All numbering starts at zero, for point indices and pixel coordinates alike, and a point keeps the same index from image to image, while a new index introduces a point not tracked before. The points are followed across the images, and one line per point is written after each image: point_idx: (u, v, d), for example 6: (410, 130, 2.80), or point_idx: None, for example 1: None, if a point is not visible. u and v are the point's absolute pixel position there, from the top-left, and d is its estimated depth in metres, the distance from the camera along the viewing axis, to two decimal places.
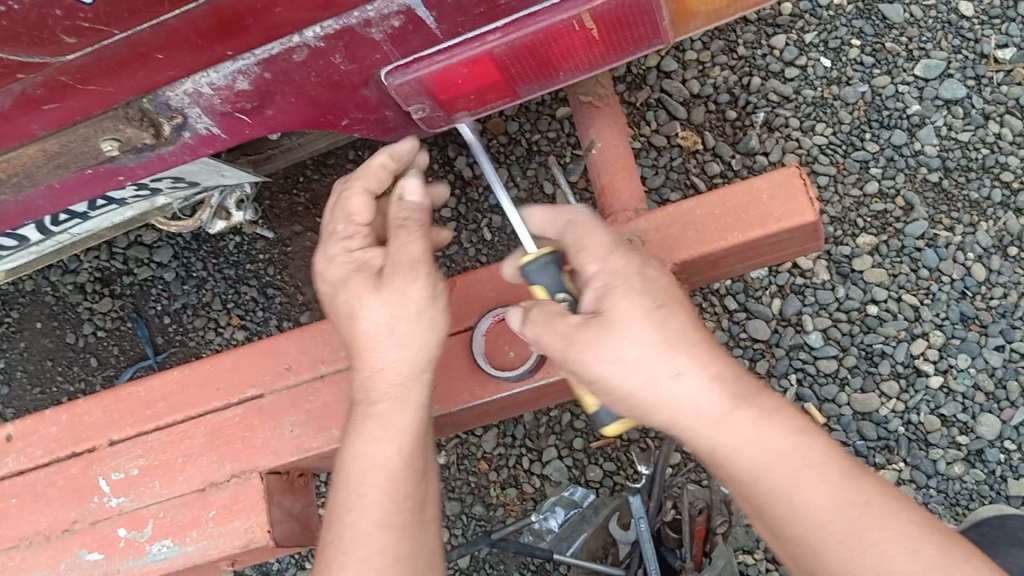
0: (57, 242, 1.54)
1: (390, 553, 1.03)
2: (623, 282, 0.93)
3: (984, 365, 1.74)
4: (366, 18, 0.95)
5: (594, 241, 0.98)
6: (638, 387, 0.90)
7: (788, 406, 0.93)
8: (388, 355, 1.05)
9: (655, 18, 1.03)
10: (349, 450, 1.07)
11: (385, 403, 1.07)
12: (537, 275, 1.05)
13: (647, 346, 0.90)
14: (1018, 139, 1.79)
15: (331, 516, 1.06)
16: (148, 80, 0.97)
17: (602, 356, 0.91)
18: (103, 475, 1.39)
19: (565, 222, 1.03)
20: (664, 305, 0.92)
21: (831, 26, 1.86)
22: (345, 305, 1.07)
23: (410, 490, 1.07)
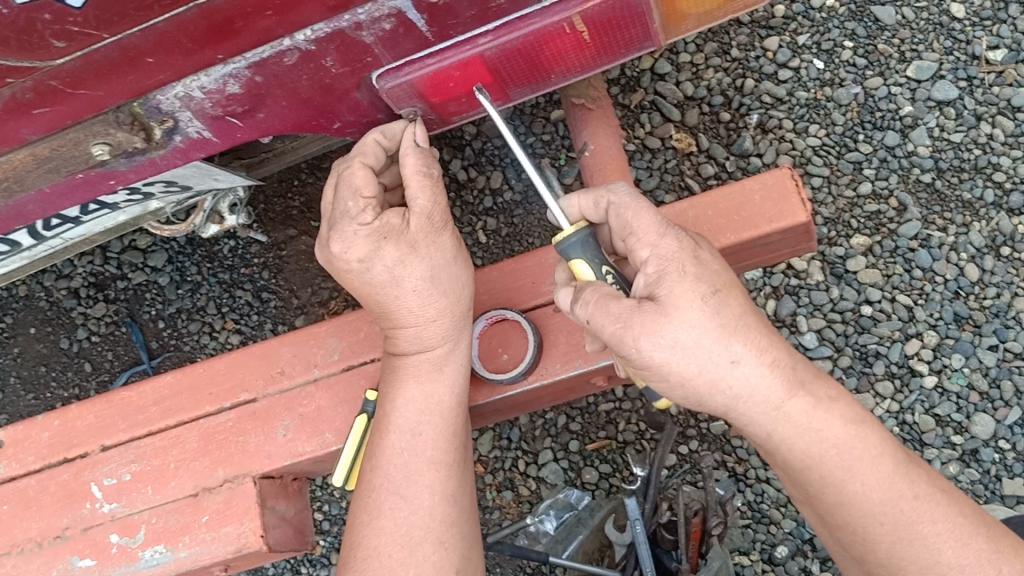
0: (49, 247, 1.54)
1: (441, 489, 1.15)
2: (677, 267, 1.00)
3: (978, 365, 1.74)
4: (357, 21, 0.95)
5: (644, 225, 1.03)
6: (694, 373, 0.97)
7: (842, 396, 1.05)
8: (440, 304, 1.16)
9: (645, 21, 1.04)
10: (403, 393, 1.18)
11: (439, 349, 1.19)
12: (579, 249, 1.07)
13: (704, 335, 0.97)
14: (1010, 139, 1.79)
15: (384, 455, 1.16)
16: (137, 83, 0.96)
17: (657, 342, 0.97)
18: (96, 481, 1.38)
19: (607, 203, 1.07)
20: (718, 290, 0.99)
21: (824, 28, 1.86)
22: (389, 270, 1.12)
23: (457, 429, 1.20)
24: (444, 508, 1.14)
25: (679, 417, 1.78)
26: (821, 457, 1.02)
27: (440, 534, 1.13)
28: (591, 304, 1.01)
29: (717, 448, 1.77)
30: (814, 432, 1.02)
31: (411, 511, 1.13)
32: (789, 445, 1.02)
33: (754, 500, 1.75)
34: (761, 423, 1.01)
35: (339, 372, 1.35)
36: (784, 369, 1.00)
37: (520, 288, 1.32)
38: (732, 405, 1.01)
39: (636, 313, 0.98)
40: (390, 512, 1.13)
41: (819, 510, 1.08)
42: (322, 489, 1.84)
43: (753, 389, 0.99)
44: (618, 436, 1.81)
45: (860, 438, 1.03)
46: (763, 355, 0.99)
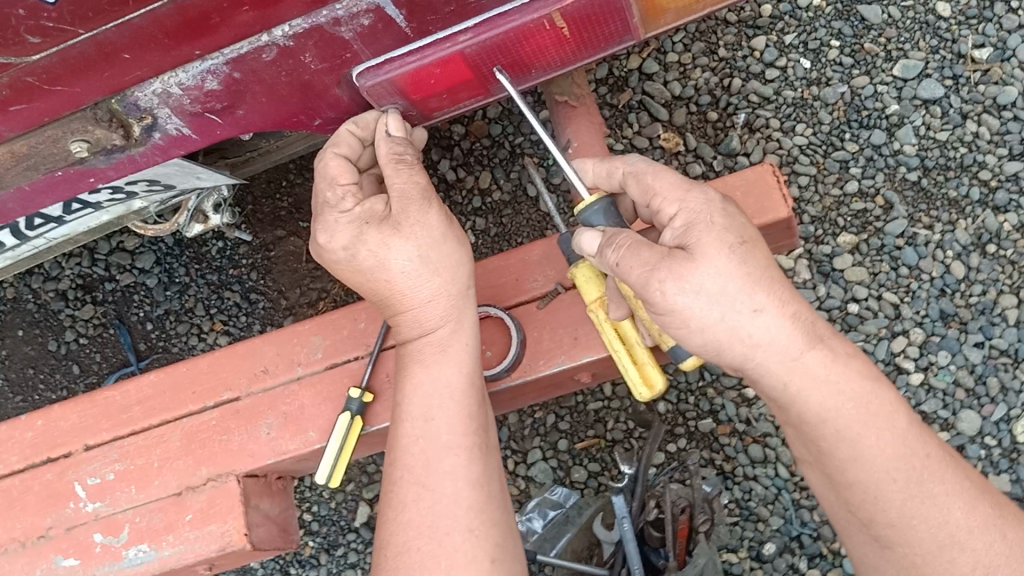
0: (32, 248, 1.53)
1: (464, 474, 1.07)
2: (705, 219, 1.00)
3: (964, 362, 1.74)
4: (335, 17, 0.95)
5: (666, 184, 1.03)
6: (716, 318, 0.97)
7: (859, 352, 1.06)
8: (433, 284, 1.12)
9: (625, 15, 1.04)
10: (411, 380, 1.13)
11: (440, 329, 1.14)
12: (601, 218, 1.07)
13: (731, 282, 0.97)
14: (996, 138, 1.80)
15: (399, 446, 1.10)
16: (114, 80, 0.96)
17: (683, 287, 0.96)
18: (79, 481, 1.38)
19: (621, 172, 1.07)
20: (745, 242, 0.99)
21: (810, 27, 1.86)
22: (375, 252, 1.10)
23: (474, 410, 1.12)
24: (469, 494, 1.06)
25: (667, 415, 1.79)
26: (838, 411, 1.01)
27: (469, 522, 1.05)
28: (621, 250, 0.99)
29: (705, 446, 1.78)
30: (832, 385, 1.01)
31: (435, 502, 1.05)
32: (806, 399, 1.01)
33: (741, 497, 1.75)
34: (778, 373, 1.01)
35: (323, 371, 1.35)
36: (804, 323, 1.00)
37: (505, 285, 1.32)
38: (749, 355, 1.00)
39: (666, 259, 0.97)
40: (414, 507, 1.06)
41: (829, 479, 1.07)
42: (311, 489, 1.84)
43: (772, 340, 0.99)
44: (607, 434, 1.81)
45: (877, 393, 1.03)
46: (785, 307, 0.99)
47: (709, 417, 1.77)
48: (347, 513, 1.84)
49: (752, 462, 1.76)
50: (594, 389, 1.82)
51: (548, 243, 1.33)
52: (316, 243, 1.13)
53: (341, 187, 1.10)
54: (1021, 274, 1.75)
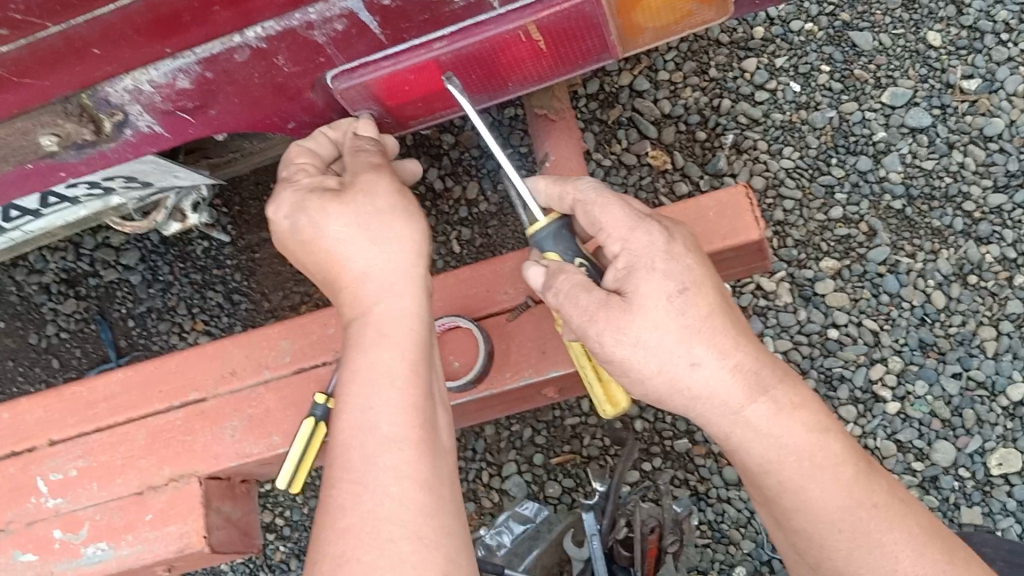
0: (9, 239, 1.53)
1: (409, 472, 0.93)
2: (646, 263, 0.99)
3: (941, 393, 1.73)
4: (308, 20, 0.95)
5: (614, 219, 1.02)
6: (654, 372, 0.99)
7: (809, 401, 1.04)
8: (375, 254, 1.03)
9: (602, 33, 1.04)
10: (349, 368, 1.00)
11: (380, 307, 1.02)
12: (551, 242, 1.07)
13: (669, 336, 0.97)
14: (981, 168, 1.80)
15: (338, 442, 0.96)
16: (85, 75, 0.96)
17: (622, 339, 0.98)
18: (42, 475, 1.37)
19: (572, 198, 1.06)
20: (687, 289, 0.98)
21: (801, 51, 1.87)
22: (314, 222, 1.04)
23: (424, 402, 0.98)
24: (417, 495, 0.92)
25: (643, 433, 1.78)
26: (780, 464, 1.02)
27: (416, 528, 0.90)
28: (560, 293, 1.01)
29: (681, 466, 1.77)
30: (773, 438, 1.01)
31: (379, 505, 0.91)
32: (747, 449, 1.02)
33: (714, 519, 1.75)
34: (721, 426, 1.02)
35: (290, 374, 1.34)
36: (746, 375, 1.00)
37: (476, 296, 1.32)
38: (691, 406, 1.01)
39: (604, 307, 0.98)
40: (356, 512, 0.91)
41: (775, 511, 1.07)
42: (284, 493, 1.83)
43: (712, 393, 0.99)
44: (582, 450, 1.80)
45: (823, 445, 1.02)
46: (726, 359, 0.99)
47: (685, 437, 1.77)
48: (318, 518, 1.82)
49: (726, 483, 1.76)
50: (573, 404, 1.82)
51: (519, 256, 1.33)
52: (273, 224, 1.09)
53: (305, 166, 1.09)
54: (1000, 306, 1.74)
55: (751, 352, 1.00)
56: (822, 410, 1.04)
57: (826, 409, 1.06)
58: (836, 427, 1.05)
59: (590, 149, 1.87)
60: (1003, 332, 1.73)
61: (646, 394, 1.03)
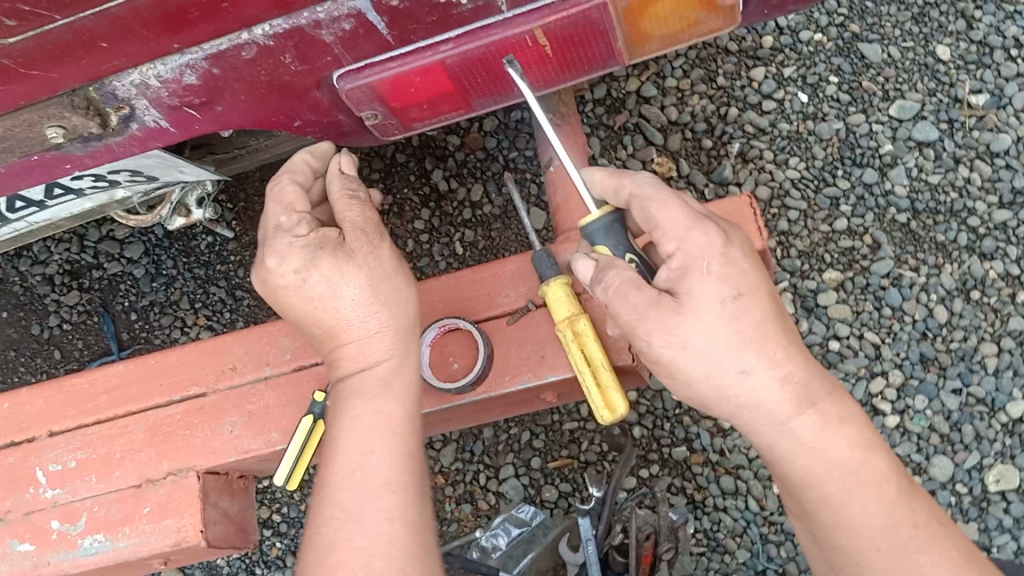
0: (13, 230, 1.53)
1: (399, 515, 1.02)
2: (701, 265, 0.98)
3: (940, 408, 1.73)
4: (316, 19, 0.95)
5: (671, 216, 1.00)
6: (702, 376, 0.98)
7: (857, 416, 1.05)
8: (380, 314, 1.12)
9: (609, 39, 1.05)
10: (346, 415, 1.09)
11: (380, 363, 1.12)
12: (603, 235, 1.07)
13: (720, 340, 0.96)
14: (987, 184, 1.80)
15: (333, 484, 1.04)
16: (91, 68, 0.97)
17: (669, 339, 0.97)
18: (40, 466, 1.37)
19: (628, 192, 1.04)
20: (741, 294, 0.98)
21: (810, 62, 1.88)
22: (332, 293, 1.10)
23: (412, 452, 1.08)
24: (405, 535, 1.01)
25: (641, 440, 1.78)
26: (824, 477, 1.02)
27: (401, 566, 0.99)
28: (609, 289, 1.00)
29: (678, 474, 1.77)
30: (818, 452, 1.02)
31: (369, 545, 0.99)
32: (791, 461, 1.03)
33: (710, 528, 1.74)
34: (765, 436, 1.02)
35: (290, 372, 1.35)
36: (796, 387, 0.99)
37: (476, 298, 1.32)
38: (737, 412, 1.01)
39: (654, 307, 0.97)
40: (348, 550, 0.99)
41: (811, 525, 1.07)
42: (282, 491, 1.82)
43: (760, 403, 0.99)
44: (580, 455, 1.80)
45: (867, 462, 1.02)
46: (776, 369, 0.98)
47: (683, 445, 1.77)
48: None
49: (723, 492, 1.75)
50: (571, 409, 1.82)
51: (522, 259, 1.33)
52: (262, 269, 1.11)
53: (294, 215, 1.11)
54: (1003, 322, 1.74)
55: (801, 363, 1.00)
56: (868, 425, 1.05)
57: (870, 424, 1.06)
58: (882, 443, 1.06)
59: (596, 154, 1.87)
60: (1004, 349, 1.73)
61: (691, 396, 1.02)
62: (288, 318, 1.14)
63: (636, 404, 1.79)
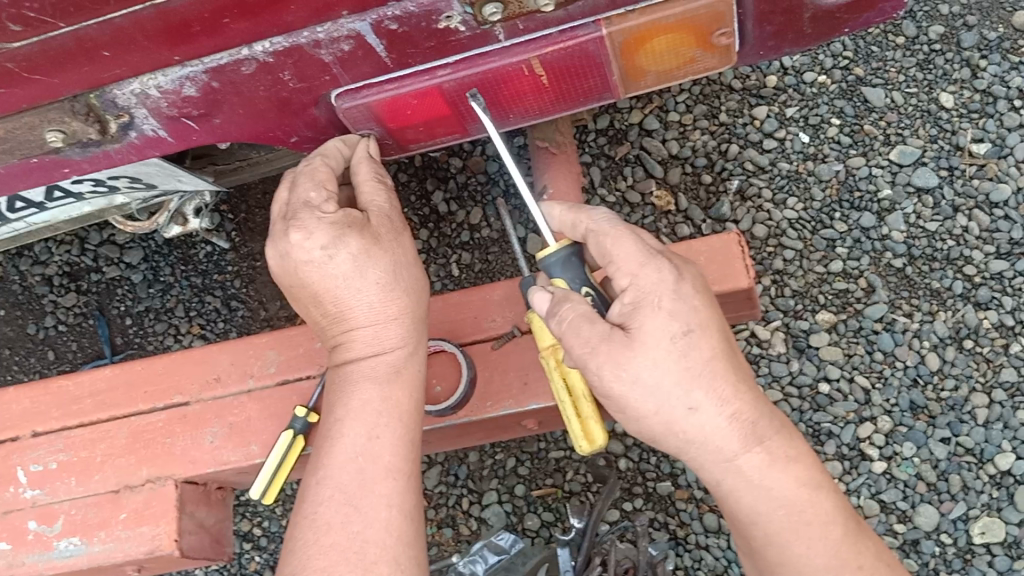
0: (12, 229, 1.54)
1: (398, 503, 1.05)
2: (652, 301, 0.99)
3: (928, 456, 1.72)
4: (315, 39, 0.97)
5: (624, 252, 1.02)
6: (651, 412, 0.98)
7: (807, 456, 1.05)
8: (399, 304, 1.12)
9: (604, 72, 1.07)
10: (356, 397, 1.11)
11: (395, 350, 1.13)
12: (560, 268, 1.08)
13: (669, 376, 0.97)
14: (984, 234, 1.80)
15: (337, 463, 1.06)
16: (93, 75, 0.98)
17: (621, 374, 0.98)
18: (22, 466, 1.37)
19: (585, 228, 1.06)
20: (691, 331, 0.98)
21: (813, 103, 1.89)
22: (357, 275, 1.09)
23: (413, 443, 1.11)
24: (402, 523, 1.04)
25: (626, 472, 1.78)
26: (768, 516, 1.03)
27: (397, 553, 1.02)
28: (564, 322, 1.01)
29: (661, 509, 1.76)
30: (764, 490, 1.02)
31: (368, 530, 1.02)
32: (737, 498, 1.03)
33: (691, 565, 1.74)
34: (714, 472, 1.02)
35: (274, 385, 1.35)
36: (743, 425, 1.00)
37: (462, 321, 1.33)
38: (684, 448, 1.02)
39: (606, 341, 0.98)
40: (347, 531, 1.02)
41: (759, 562, 1.08)
42: (263, 504, 1.82)
43: (707, 438, 0.99)
44: (564, 485, 1.80)
45: (812, 502, 1.03)
46: (725, 406, 0.99)
47: (668, 480, 1.77)
48: None
49: (706, 530, 1.75)
50: (558, 438, 1.82)
51: (510, 285, 1.34)
52: (282, 241, 1.09)
53: (325, 192, 1.09)
54: (994, 373, 1.74)
55: (749, 401, 1.00)
56: (816, 465, 1.05)
57: (818, 464, 1.07)
58: (830, 482, 1.06)
59: (595, 184, 1.89)
60: (995, 400, 1.73)
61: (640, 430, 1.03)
62: (294, 290, 1.13)
63: (623, 436, 1.79)
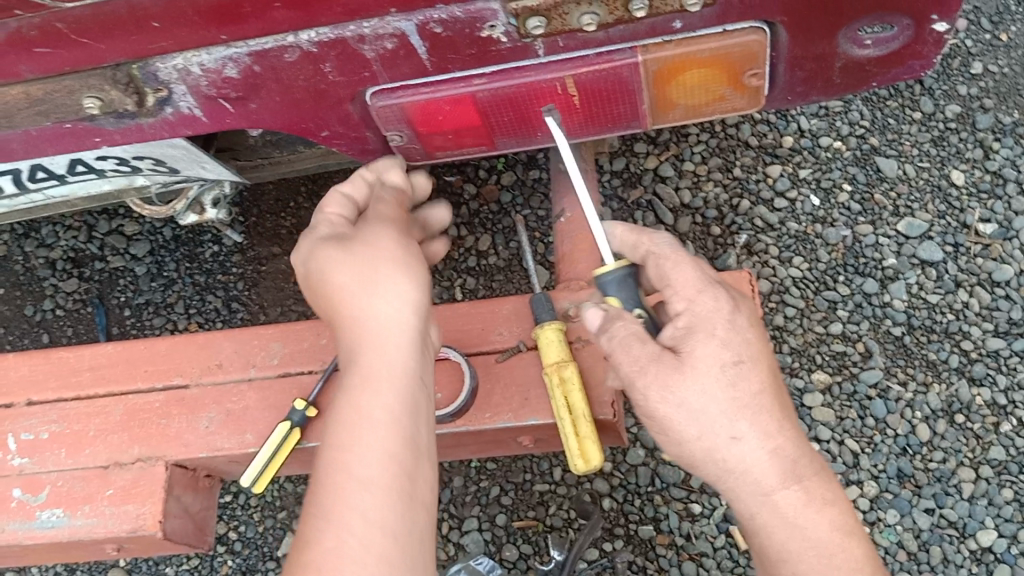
0: (30, 201, 1.53)
1: (360, 476, 0.89)
2: (707, 327, 1.03)
3: (911, 525, 1.71)
4: (360, 34, 0.99)
5: (683, 277, 1.06)
6: (693, 436, 1.02)
7: (838, 500, 1.08)
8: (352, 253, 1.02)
9: (635, 100, 1.11)
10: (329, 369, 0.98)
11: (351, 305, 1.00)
12: (615, 287, 1.11)
13: (718, 404, 1.01)
14: (984, 311, 1.82)
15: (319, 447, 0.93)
16: (140, 45, 0.99)
17: (669, 396, 1.01)
18: (13, 433, 1.38)
19: (646, 250, 1.10)
20: (741, 361, 1.02)
21: (826, 167, 1.93)
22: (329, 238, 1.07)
23: (393, 388, 0.93)
24: (364, 500, 0.88)
25: (609, 512, 1.75)
26: (799, 555, 1.05)
27: (360, 533, 0.86)
28: (614, 339, 1.04)
29: (641, 552, 1.73)
30: (799, 528, 1.05)
31: (342, 501, 0.87)
32: (769, 533, 1.06)
33: None
34: (749, 505, 1.05)
35: (274, 377, 1.36)
36: (784, 460, 1.03)
37: (471, 332, 1.34)
38: (722, 477, 1.04)
39: (655, 362, 1.02)
40: (323, 509, 0.88)
41: None
42: (243, 508, 1.79)
43: (747, 469, 1.02)
44: (546, 519, 1.77)
45: (845, 547, 1.06)
46: (767, 440, 1.02)
47: (650, 524, 1.74)
48: (271, 540, 1.78)
49: None
50: (544, 471, 1.80)
51: (520, 302, 1.36)
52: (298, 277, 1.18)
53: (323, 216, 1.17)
54: (983, 450, 1.74)
55: (793, 438, 1.03)
56: (851, 512, 1.09)
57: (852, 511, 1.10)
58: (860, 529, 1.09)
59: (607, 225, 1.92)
60: (982, 476, 1.73)
61: (679, 454, 1.06)
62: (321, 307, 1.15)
63: (610, 475, 1.77)
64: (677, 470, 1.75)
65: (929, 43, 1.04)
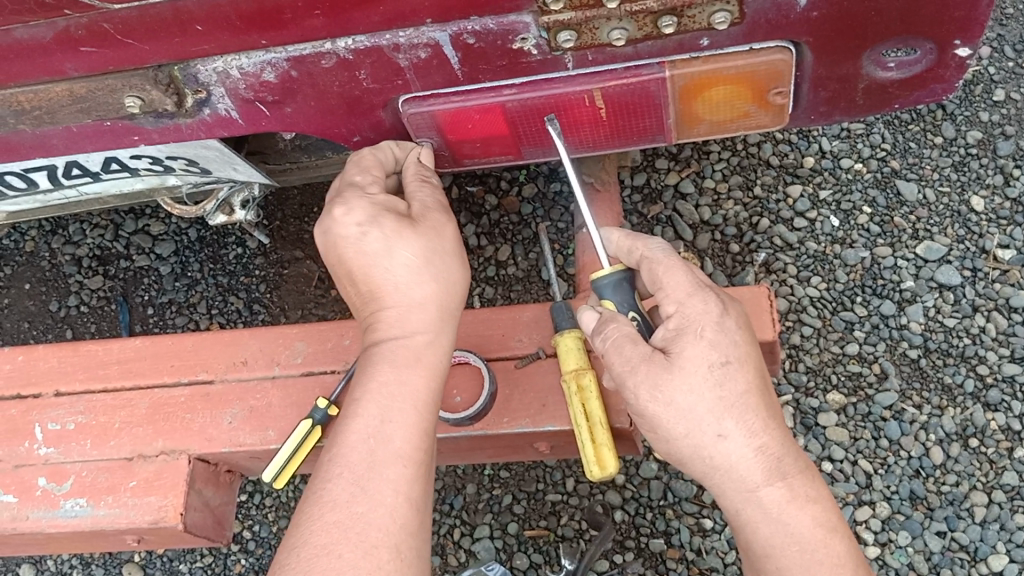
0: (63, 197, 1.56)
1: (397, 452, 1.04)
2: (695, 329, 1.05)
3: (922, 547, 1.71)
4: (396, 43, 1.02)
5: (675, 282, 1.08)
6: (681, 434, 1.04)
7: (825, 499, 1.09)
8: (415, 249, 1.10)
9: (661, 114, 1.13)
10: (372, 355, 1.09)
11: (402, 300, 1.10)
12: (611, 290, 1.14)
13: (703, 402, 1.03)
14: (1000, 336, 1.82)
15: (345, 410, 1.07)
16: (182, 48, 1.03)
17: (655, 394, 1.03)
18: (40, 423, 1.42)
19: (640, 255, 1.12)
20: (728, 362, 1.04)
21: (846, 188, 1.94)
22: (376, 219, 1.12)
23: (430, 377, 1.10)
24: (399, 472, 1.03)
25: (620, 525, 1.76)
26: (783, 551, 1.07)
27: (390, 500, 1.00)
28: (608, 340, 1.08)
29: (651, 565, 1.73)
30: (781, 524, 1.06)
31: (370, 471, 1.01)
32: (754, 529, 1.08)
33: None
34: (733, 501, 1.07)
35: (298, 375, 1.39)
36: (768, 459, 1.05)
37: (490, 337, 1.38)
38: (709, 474, 1.07)
39: (646, 362, 1.04)
40: (358, 473, 1.01)
41: None
42: (257, 507, 1.81)
43: (732, 466, 1.04)
44: (557, 529, 1.78)
45: (827, 544, 1.06)
46: (752, 439, 1.04)
47: (662, 537, 1.74)
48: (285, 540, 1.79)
49: None
50: (556, 481, 1.81)
51: (539, 308, 1.38)
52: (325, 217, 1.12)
53: (371, 176, 1.15)
54: (996, 474, 1.73)
55: (778, 438, 1.05)
56: (835, 510, 1.09)
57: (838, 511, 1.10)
58: (846, 529, 1.09)
59: None
60: (994, 501, 1.72)
61: (669, 451, 1.09)
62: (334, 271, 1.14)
63: (622, 487, 1.78)
64: (690, 485, 1.76)
65: (952, 68, 1.06)
